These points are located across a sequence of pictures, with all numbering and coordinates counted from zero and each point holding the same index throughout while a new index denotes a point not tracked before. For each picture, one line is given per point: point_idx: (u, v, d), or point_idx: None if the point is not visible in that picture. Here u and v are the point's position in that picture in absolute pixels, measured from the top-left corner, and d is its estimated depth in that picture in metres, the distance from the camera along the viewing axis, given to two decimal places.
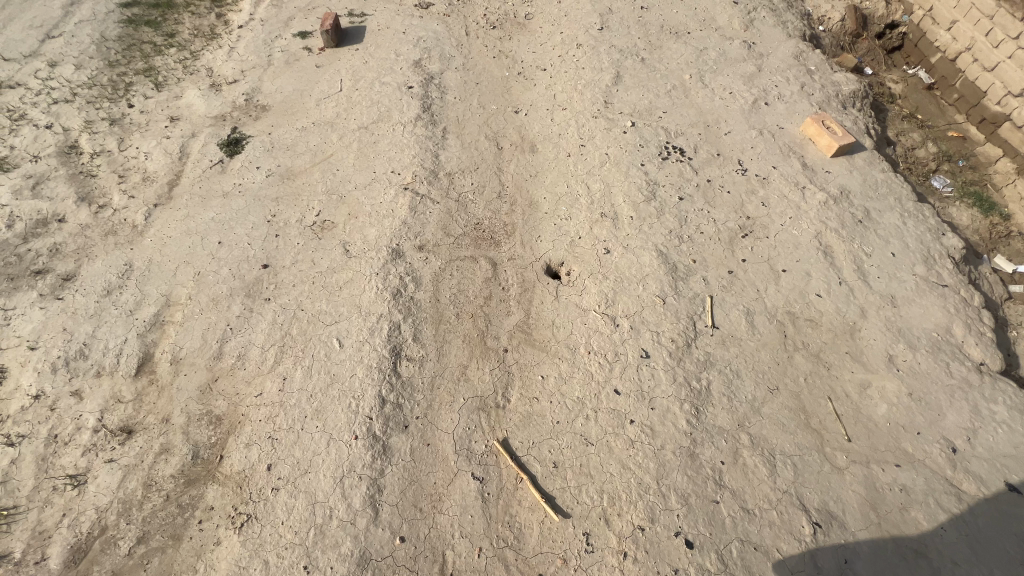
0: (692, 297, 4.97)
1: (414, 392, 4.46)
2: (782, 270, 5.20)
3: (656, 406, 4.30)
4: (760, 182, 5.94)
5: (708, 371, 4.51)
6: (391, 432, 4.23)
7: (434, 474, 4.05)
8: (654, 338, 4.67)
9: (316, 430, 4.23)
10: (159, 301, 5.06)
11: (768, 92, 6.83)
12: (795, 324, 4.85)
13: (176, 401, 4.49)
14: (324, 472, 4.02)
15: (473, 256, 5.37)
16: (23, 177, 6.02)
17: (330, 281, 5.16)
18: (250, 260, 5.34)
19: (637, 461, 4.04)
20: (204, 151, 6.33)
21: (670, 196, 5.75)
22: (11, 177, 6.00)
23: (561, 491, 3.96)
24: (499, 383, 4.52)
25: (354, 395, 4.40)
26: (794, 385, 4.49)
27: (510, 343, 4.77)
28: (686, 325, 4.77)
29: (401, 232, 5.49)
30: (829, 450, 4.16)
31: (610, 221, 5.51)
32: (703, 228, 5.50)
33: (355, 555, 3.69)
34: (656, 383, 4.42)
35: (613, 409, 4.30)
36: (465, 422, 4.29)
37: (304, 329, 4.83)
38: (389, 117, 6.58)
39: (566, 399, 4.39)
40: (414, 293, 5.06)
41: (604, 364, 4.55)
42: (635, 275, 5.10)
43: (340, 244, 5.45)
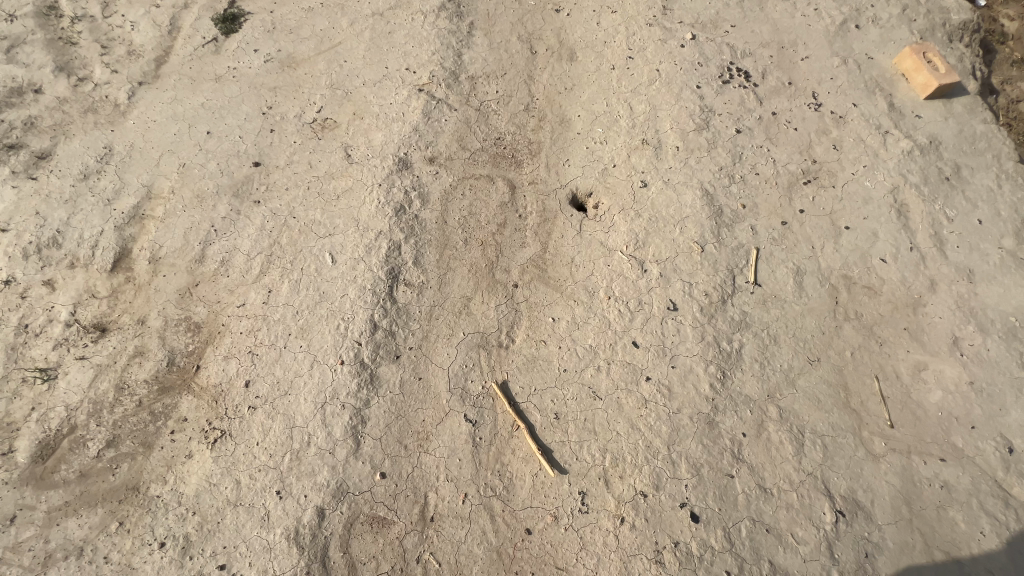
0: (735, 247, 4.31)
1: (409, 320, 4.02)
2: (845, 227, 4.46)
3: (678, 365, 3.81)
4: (835, 120, 5.02)
5: (741, 333, 3.97)
6: (380, 361, 3.85)
7: (423, 411, 3.70)
8: (685, 289, 4.09)
9: (300, 350, 3.87)
10: (140, 192, 4.57)
11: (863, 11, 5.65)
12: (850, 290, 4.20)
13: (154, 302, 4.13)
14: (304, 395, 3.70)
15: (489, 176, 4.71)
16: None
17: (326, 188, 4.59)
18: (241, 155, 4.76)
19: (648, 423, 3.62)
20: (195, 25, 5.52)
21: (725, 127, 4.90)
22: None
23: (560, 445, 3.59)
24: (505, 320, 4.05)
25: (343, 317, 3.98)
26: (838, 359, 3.94)
27: (520, 278, 4.23)
28: (724, 279, 4.16)
29: (411, 140, 4.80)
30: (866, 435, 3.68)
31: (651, 150, 4.75)
32: (759, 169, 4.71)
33: (331, 487, 3.43)
34: (681, 339, 3.90)
35: (629, 363, 3.83)
36: (462, 359, 3.88)
37: (293, 239, 4.34)
38: (408, 4, 5.63)
39: (576, 346, 3.92)
40: (419, 212, 4.48)
41: (624, 312, 4.02)
42: (672, 216, 4.43)
43: (341, 147, 4.80)
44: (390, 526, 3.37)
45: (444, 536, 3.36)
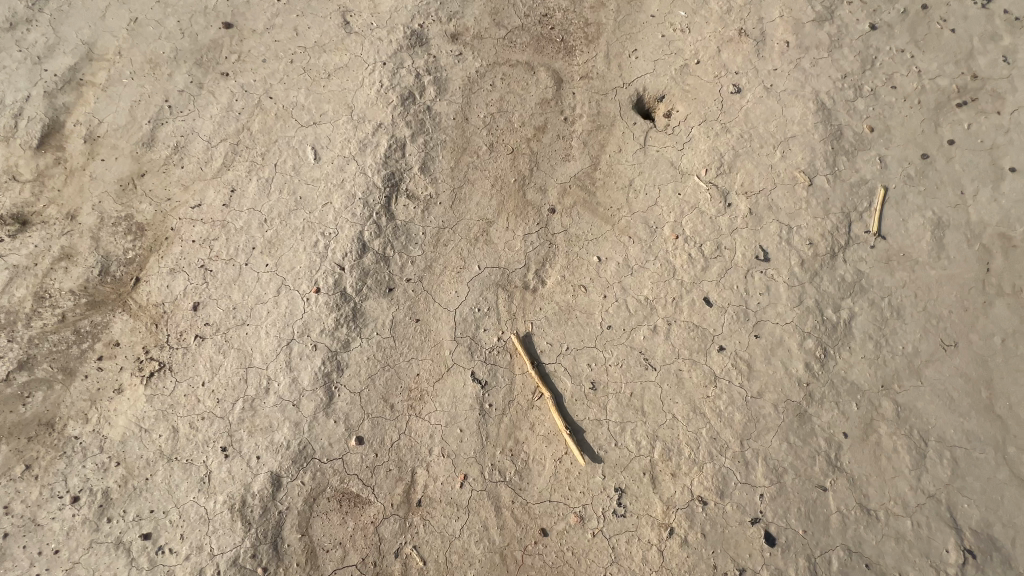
0: (855, 183, 3.16)
1: (409, 244, 3.05)
2: (1010, 169, 3.24)
3: (763, 335, 2.82)
4: (1010, 22, 3.51)
5: (853, 300, 2.92)
6: (367, 293, 2.93)
7: (417, 363, 2.82)
8: (782, 235, 3.02)
9: (265, 270, 2.97)
10: (79, 50, 3.50)
11: None
12: (1009, 255, 3.06)
13: (88, 193, 3.21)
14: (266, 329, 2.84)
15: (529, 63, 3.51)
16: None
17: (314, 63, 3.47)
18: (208, 12, 3.58)
19: (716, 408, 2.69)
20: None
21: (858, 19, 3.55)
22: None
23: (595, 425, 2.71)
24: (534, 255, 3.05)
25: (324, 231, 3.04)
26: (983, 346, 2.88)
27: (559, 202, 3.19)
28: (836, 225, 3.05)
29: (428, 8, 3.57)
30: (1013, 452, 2.70)
31: (752, 44, 3.48)
32: (898, 80, 3.43)
33: (292, 450, 2.63)
34: (771, 301, 2.88)
35: (696, 326, 2.85)
36: (474, 302, 2.94)
37: (267, 126, 3.31)
38: None
39: (627, 298, 2.94)
40: (432, 103, 3.38)
41: (695, 257, 2.99)
42: (772, 135, 3.26)
43: (338, 11, 3.58)
44: (365, 507, 2.59)
45: (433, 526, 2.58)
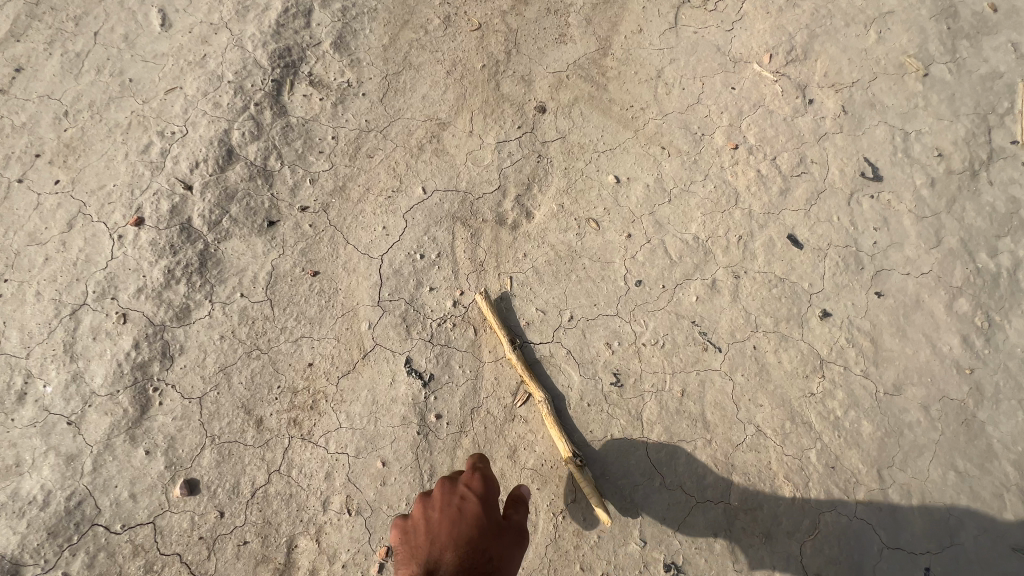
0: (986, 75, 2.13)
1: (308, 154, 1.86)
2: None
3: (888, 294, 1.73)
4: None
5: (1016, 240, 1.86)
6: (229, 230, 1.71)
7: (311, 347, 1.61)
8: (897, 144, 1.95)
9: (53, 192, 1.72)
10: None
11: None
12: None
13: None
14: (37, 289, 1.59)
15: None
16: None
17: None
18: None
19: (827, 416, 1.59)
20: None
21: None
22: None
23: (623, 449, 1.57)
24: (513, 174, 1.90)
25: (162, 132, 1.81)
26: None
27: (552, 98, 2.05)
28: (972, 132, 2.01)
29: None
30: None
31: None
32: None
33: (56, 512, 1.38)
34: (893, 240, 1.80)
35: (780, 281, 1.74)
36: (414, 245, 1.76)
37: None
38: None
39: (665, 238, 1.81)
40: None
41: (768, 177, 1.89)
42: (864, 7, 2.17)
43: None
44: None
45: None
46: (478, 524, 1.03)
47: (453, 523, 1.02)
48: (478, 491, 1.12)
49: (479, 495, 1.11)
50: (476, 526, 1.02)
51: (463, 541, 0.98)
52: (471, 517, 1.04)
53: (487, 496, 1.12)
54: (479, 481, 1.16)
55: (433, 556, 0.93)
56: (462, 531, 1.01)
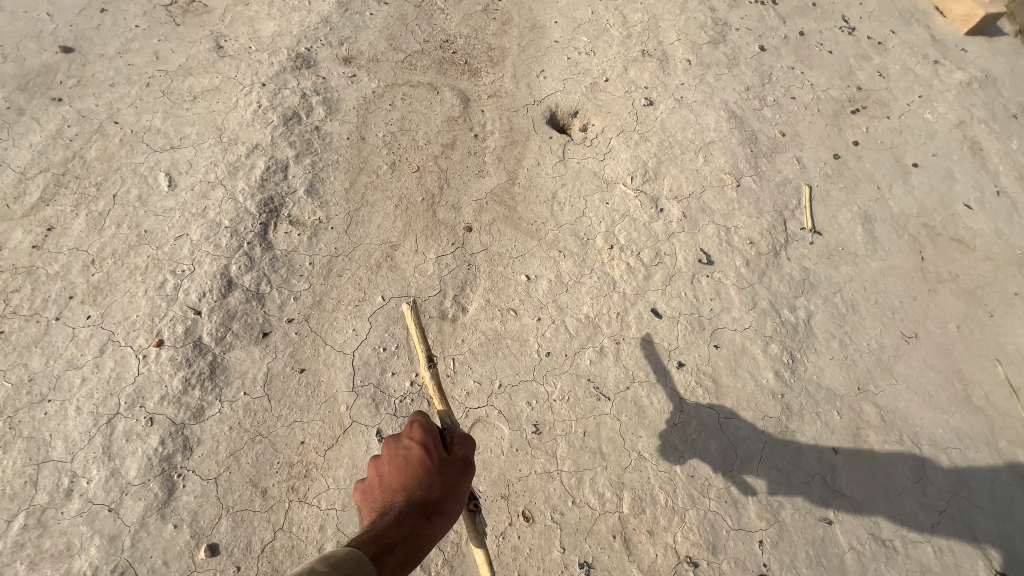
0: (779, 182, 3.05)
1: (292, 277, 2.43)
2: (912, 165, 3.32)
3: (723, 344, 2.44)
4: (874, 47, 3.99)
5: (807, 298, 2.66)
6: (232, 342, 2.22)
7: (303, 427, 2.10)
8: (721, 236, 2.77)
9: (86, 323, 2.19)
10: None
11: None
12: (937, 243, 3.02)
13: None
14: (78, 403, 2.02)
15: (431, 85, 3.28)
16: None
17: (177, 87, 2.98)
18: (43, 37, 3.08)
19: (687, 438, 2.22)
20: None
21: (746, 43, 3.75)
22: None
23: (544, 480, 2.12)
24: (451, 280, 2.54)
25: (174, 270, 2.34)
26: (940, 333, 2.69)
27: (476, 219, 2.75)
28: (772, 223, 2.87)
29: (319, 34, 3.34)
30: (1006, 445, 2.40)
31: (656, 62, 3.51)
32: (794, 92, 3.54)
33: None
34: (723, 306, 2.55)
35: (648, 343, 2.42)
36: (379, 339, 2.33)
37: (107, 154, 2.68)
38: None
39: (565, 319, 2.47)
40: (323, 123, 2.96)
41: (635, 267, 2.63)
42: (691, 142, 3.13)
43: (210, 36, 3.23)
44: None
45: None
46: (423, 468, 1.30)
47: (403, 469, 1.30)
48: (419, 440, 1.35)
49: (421, 442, 1.35)
50: (422, 466, 1.31)
51: (413, 480, 1.28)
52: (416, 461, 1.31)
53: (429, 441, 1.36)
54: (419, 432, 1.36)
55: (388, 497, 1.25)
56: (409, 478, 1.29)
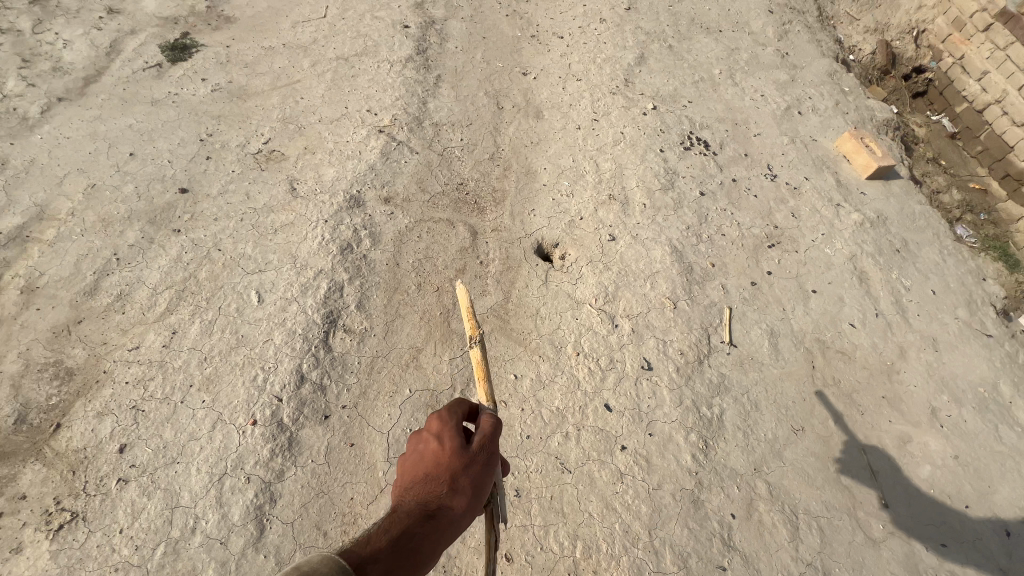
0: (707, 305, 4.08)
1: (345, 373, 3.37)
2: (812, 291, 4.37)
3: (656, 432, 3.36)
4: (791, 191, 5.17)
5: (721, 397, 3.60)
6: (303, 422, 3.13)
7: (352, 487, 2.97)
8: (660, 347, 3.75)
9: (201, 406, 3.10)
10: (30, 212, 3.86)
11: (801, 102, 6.34)
12: (826, 355, 4.01)
13: (16, 341, 3.30)
14: (198, 464, 2.90)
15: (449, 220, 4.37)
16: None
17: (262, 221, 4.05)
18: (165, 180, 4.19)
19: (625, 502, 3.09)
20: (140, 52, 5.22)
21: (690, 188, 4.90)
22: None
23: (522, 531, 2.97)
24: (459, 377, 3.48)
25: (263, 366, 3.28)
26: (822, 427, 3.62)
27: (479, 330, 3.73)
28: (699, 338, 3.86)
29: (366, 178, 4.46)
30: (862, 515, 3.28)
31: (619, 204, 4.63)
32: (725, 229, 4.65)
33: None
34: (657, 402, 3.48)
35: (601, 430, 3.34)
36: (407, 421, 3.23)
37: (213, 274, 3.70)
38: (375, 53, 5.66)
39: (542, 409, 3.40)
40: (368, 251, 4.00)
41: (595, 370, 3.59)
42: (642, 271, 4.18)
43: (286, 180, 4.36)
44: None
45: None
46: (431, 458, 1.77)
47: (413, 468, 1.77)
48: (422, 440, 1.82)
49: (424, 442, 1.82)
50: (428, 459, 1.78)
51: (422, 475, 1.74)
52: (425, 457, 1.79)
53: (428, 436, 1.84)
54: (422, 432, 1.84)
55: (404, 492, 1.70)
56: (419, 475, 1.74)
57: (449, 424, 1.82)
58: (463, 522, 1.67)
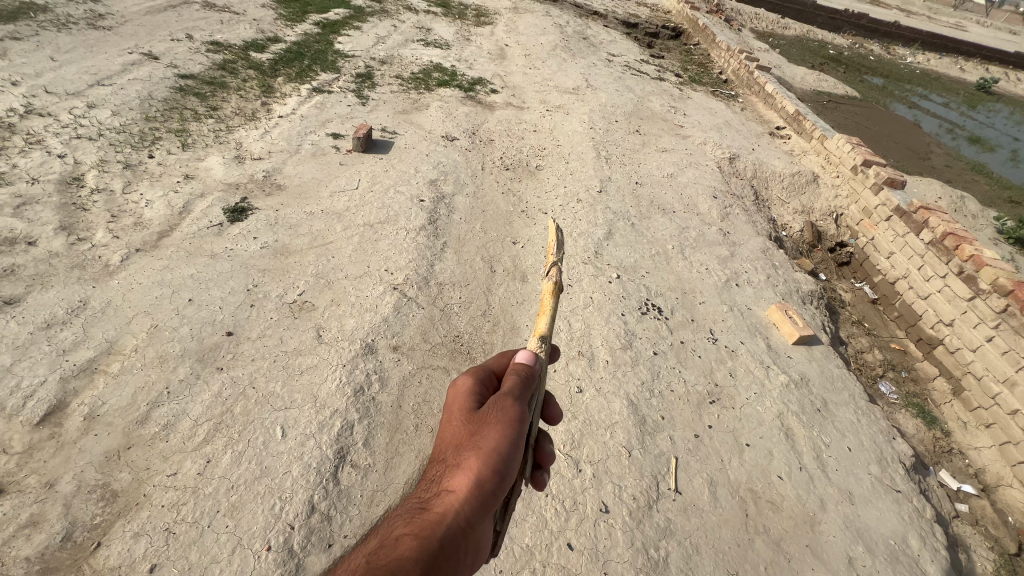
0: (657, 454, 4.86)
1: (349, 504, 3.98)
2: (746, 444, 5.22)
3: (610, 571, 3.94)
4: (729, 353, 6.27)
5: (667, 540, 4.23)
6: (310, 549, 3.67)
7: None
8: (616, 492, 4.45)
9: (225, 530, 3.66)
10: (100, 347, 4.69)
11: (739, 275, 7.79)
12: (757, 503, 4.72)
13: (73, 463, 3.91)
14: None
15: (446, 368, 5.29)
16: (21, 222, 5.72)
17: (292, 362, 4.90)
18: (215, 324, 5.10)
19: None
20: (206, 212, 6.49)
21: (645, 348, 5.96)
22: (13, 220, 5.70)
23: None
24: None
25: (281, 496, 3.90)
26: (753, 572, 4.21)
27: None
28: (649, 484, 4.59)
29: (380, 329, 5.44)
30: None
31: (587, 360, 5.61)
32: (673, 386, 5.61)
33: None
34: (612, 543, 4.10)
35: (563, 567, 3.91)
36: None
37: (246, 409, 4.45)
38: (395, 221, 7.04)
39: (514, 546, 3.98)
40: (377, 393, 4.82)
41: (560, 511, 4.25)
42: (603, 421, 5.02)
43: (314, 327, 5.31)
44: None
45: None
46: (455, 445, 2.21)
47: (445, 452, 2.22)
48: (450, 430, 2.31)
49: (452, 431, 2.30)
50: (453, 444, 2.23)
51: (448, 456, 2.17)
52: (451, 443, 2.24)
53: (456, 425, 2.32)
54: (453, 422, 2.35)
55: (438, 472, 2.14)
56: (446, 457, 2.19)
57: (464, 411, 2.38)
58: (479, 488, 1.98)
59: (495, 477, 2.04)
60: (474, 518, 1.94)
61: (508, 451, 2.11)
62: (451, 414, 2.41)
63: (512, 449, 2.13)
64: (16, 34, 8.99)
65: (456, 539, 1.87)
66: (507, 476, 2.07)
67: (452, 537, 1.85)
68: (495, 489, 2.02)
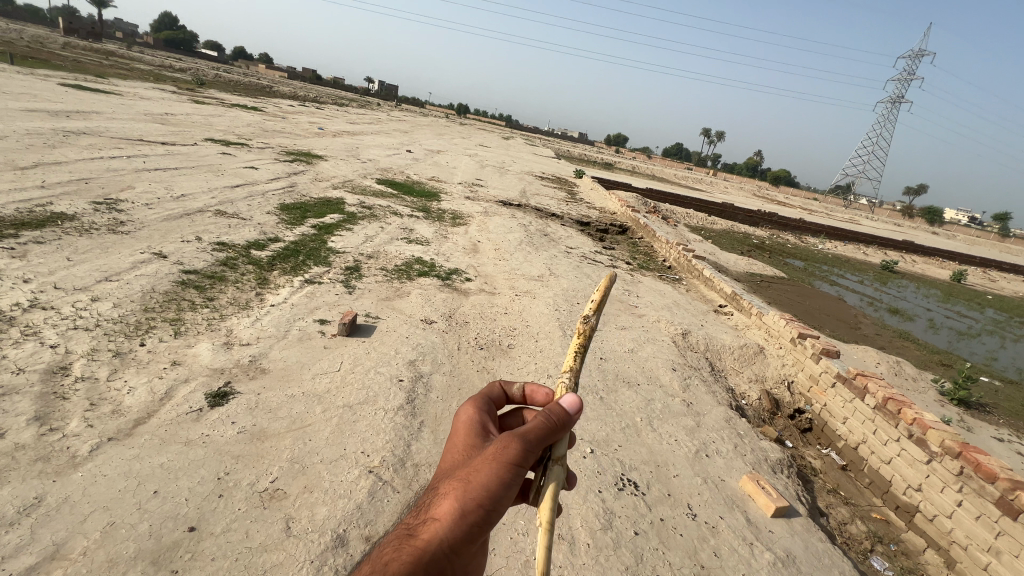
0: None
1: None
2: None
3: None
4: (710, 529, 6.18)
5: None
6: None
7: None
8: None
9: None
10: (44, 551, 4.34)
11: (707, 445, 8.05)
12: None
13: None
14: None
15: None
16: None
17: (255, 560, 4.59)
18: (177, 518, 4.86)
19: None
20: (187, 397, 6.63)
21: (625, 527, 5.86)
22: None
23: None
24: None
25: None
26: None
27: None
28: None
29: (353, 517, 5.27)
30: None
31: (568, 544, 5.40)
32: (659, 570, 5.40)
33: None
34: None
35: None
36: None
37: None
38: (374, 401, 7.29)
39: None
40: None
41: None
42: None
43: (284, 518, 5.10)
44: None
45: None
46: (445, 479, 2.47)
47: (435, 487, 2.48)
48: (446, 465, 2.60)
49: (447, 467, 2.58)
50: (444, 479, 2.49)
51: (438, 488, 2.43)
52: (443, 477, 2.51)
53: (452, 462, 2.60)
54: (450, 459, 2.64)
55: (428, 501, 2.40)
56: (435, 490, 2.45)
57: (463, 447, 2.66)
58: (459, 522, 2.25)
59: (478, 510, 2.31)
60: (457, 545, 2.22)
61: (497, 490, 2.35)
62: (454, 445, 2.70)
63: (500, 485, 2.37)
64: (40, 239, 10.03)
65: (438, 563, 2.15)
66: (491, 509, 2.34)
67: (434, 564, 2.12)
68: (478, 519, 2.29)
